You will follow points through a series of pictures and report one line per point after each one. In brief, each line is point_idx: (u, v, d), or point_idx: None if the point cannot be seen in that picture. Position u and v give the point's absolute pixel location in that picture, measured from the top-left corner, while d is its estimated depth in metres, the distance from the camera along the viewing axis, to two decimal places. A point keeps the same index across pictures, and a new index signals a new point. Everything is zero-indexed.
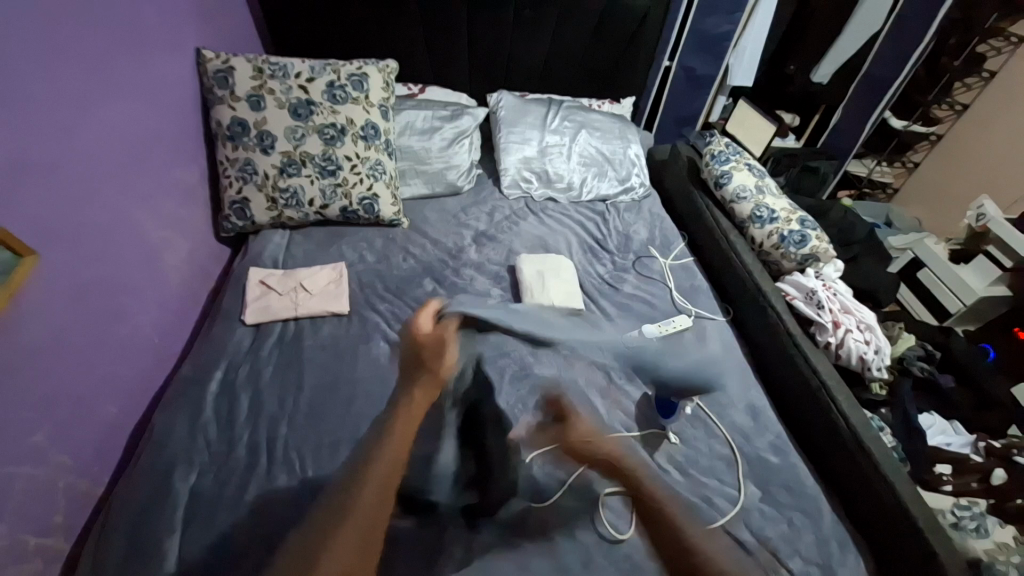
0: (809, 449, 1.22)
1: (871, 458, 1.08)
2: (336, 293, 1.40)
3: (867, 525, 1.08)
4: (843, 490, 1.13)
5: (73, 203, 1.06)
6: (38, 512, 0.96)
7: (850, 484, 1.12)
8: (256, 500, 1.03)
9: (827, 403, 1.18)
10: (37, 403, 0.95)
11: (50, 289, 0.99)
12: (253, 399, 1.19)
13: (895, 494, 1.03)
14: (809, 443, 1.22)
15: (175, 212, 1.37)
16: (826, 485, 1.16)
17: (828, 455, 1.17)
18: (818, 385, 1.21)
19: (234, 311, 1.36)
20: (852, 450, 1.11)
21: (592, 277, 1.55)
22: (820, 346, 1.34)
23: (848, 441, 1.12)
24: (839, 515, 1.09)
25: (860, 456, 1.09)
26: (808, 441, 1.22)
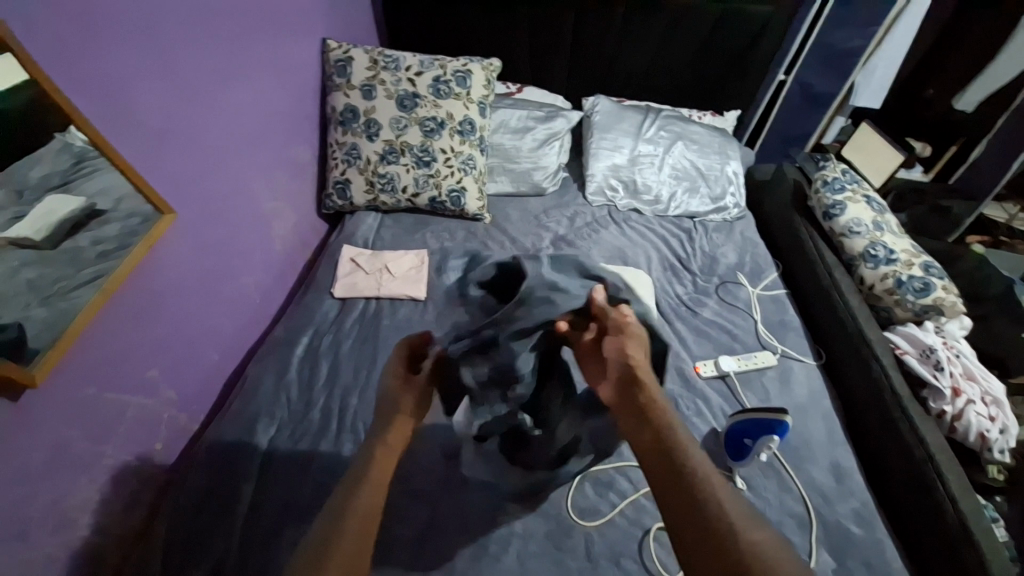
0: (900, 526, 1.09)
1: (979, 553, 0.93)
2: (415, 279, 1.47)
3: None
4: None
5: (204, 168, 1.19)
6: (145, 436, 1.10)
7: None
8: (321, 463, 1.11)
9: (932, 480, 1.04)
10: (156, 341, 1.09)
11: (178, 244, 1.13)
12: (331, 368, 1.28)
13: None
14: (901, 520, 1.09)
15: (286, 186, 1.50)
16: (916, 571, 1.03)
17: (922, 537, 1.04)
18: (923, 457, 1.07)
19: (324, 284, 1.47)
20: (957, 540, 0.97)
21: (671, 297, 1.49)
22: (931, 415, 1.18)
23: (953, 528, 0.98)
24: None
25: (966, 548, 0.95)
26: (900, 516, 1.09)
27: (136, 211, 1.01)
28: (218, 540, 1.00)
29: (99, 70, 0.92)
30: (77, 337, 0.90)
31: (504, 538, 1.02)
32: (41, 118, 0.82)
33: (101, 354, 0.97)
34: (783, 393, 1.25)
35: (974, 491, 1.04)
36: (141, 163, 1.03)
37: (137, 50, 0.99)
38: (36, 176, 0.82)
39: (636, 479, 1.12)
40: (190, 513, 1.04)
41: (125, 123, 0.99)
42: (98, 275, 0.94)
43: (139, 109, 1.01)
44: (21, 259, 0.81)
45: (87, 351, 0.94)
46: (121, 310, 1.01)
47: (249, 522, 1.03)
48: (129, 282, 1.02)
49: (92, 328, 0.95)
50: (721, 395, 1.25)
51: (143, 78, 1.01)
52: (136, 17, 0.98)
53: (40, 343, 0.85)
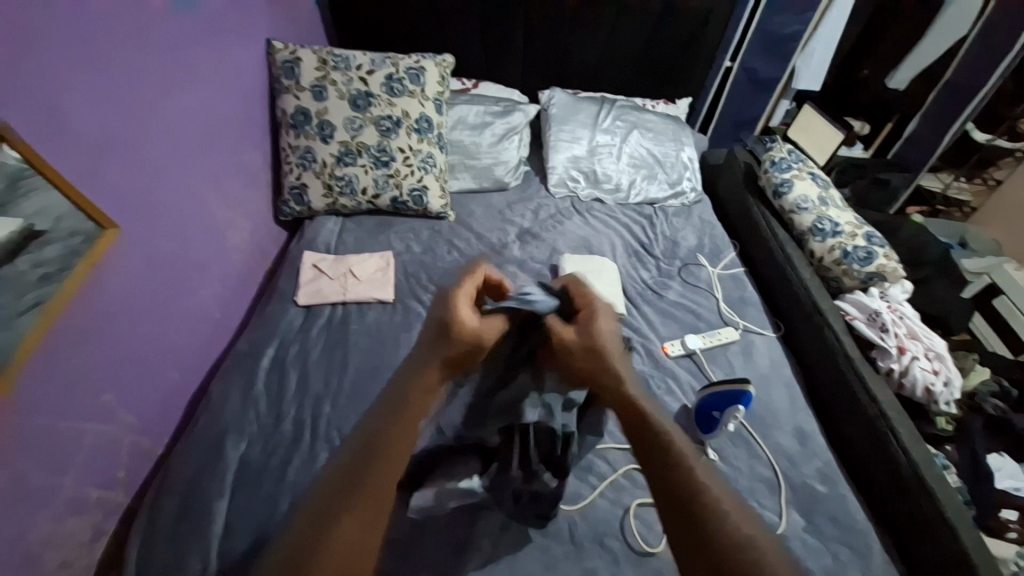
0: (861, 481, 1.16)
1: (932, 496, 1.01)
2: (382, 282, 1.45)
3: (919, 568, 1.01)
4: (896, 528, 1.06)
5: (150, 181, 1.14)
6: (104, 466, 1.04)
7: (905, 522, 1.05)
8: (298, 474, 1.08)
9: (886, 434, 1.11)
10: (109, 365, 1.04)
11: (127, 261, 1.07)
12: (300, 378, 1.25)
13: (956, 537, 0.96)
14: (861, 475, 1.16)
15: (240, 195, 1.45)
16: (877, 520, 1.10)
17: (881, 490, 1.10)
18: (876, 413, 1.14)
19: (287, 293, 1.43)
20: (911, 487, 1.04)
21: (636, 281, 1.52)
22: (881, 373, 1.26)
23: (907, 477, 1.05)
24: (890, 554, 1.03)
25: (920, 494, 1.02)
26: (861, 472, 1.16)
27: (78, 229, 0.96)
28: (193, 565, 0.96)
29: (27, 81, 0.87)
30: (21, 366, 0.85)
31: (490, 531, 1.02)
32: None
33: (50, 382, 0.91)
34: (747, 366, 1.30)
35: (923, 440, 1.12)
36: (80, 178, 0.97)
37: (68, 58, 0.93)
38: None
39: (614, 461, 1.14)
40: (161, 540, 0.99)
41: (59, 136, 0.93)
42: (40, 298, 0.89)
43: (75, 121, 0.96)
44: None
45: (33, 381, 0.89)
46: (70, 335, 0.95)
47: (225, 543, 0.99)
48: (76, 304, 0.96)
49: (38, 357, 0.90)
50: (690, 373, 1.29)
51: (76, 87, 0.95)
52: (66, 24, 0.92)
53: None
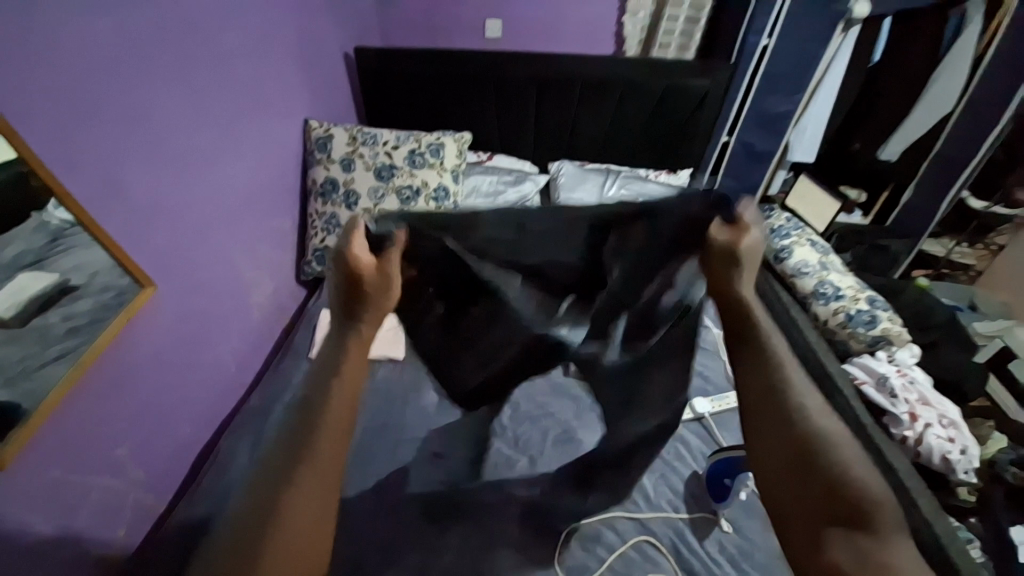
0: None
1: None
2: (393, 340, 1.49)
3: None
4: None
5: (188, 241, 1.23)
6: (108, 520, 1.04)
7: None
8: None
9: (905, 505, 1.07)
10: (128, 417, 1.07)
11: (158, 317, 1.14)
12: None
13: None
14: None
15: (266, 255, 1.55)
16: None
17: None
18: (895, 485, 1.10)
19: (302, 350, 1.48)
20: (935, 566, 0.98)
21: None
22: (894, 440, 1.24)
23: (930, 554, 1.00)
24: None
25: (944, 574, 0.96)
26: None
27: (112, 285, 1.03)
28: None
29: (92, 157, 0.98)
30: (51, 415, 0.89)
31: None
32: (25, 196, 0.85)
33: (71, 433, 0.94)
34: None
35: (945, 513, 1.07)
36: (126, 241, 1.06)
37: (130, 137, 1.06)
38: (9, 255, 0.82)
39: (623, 531, 1.11)
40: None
41: (113, 205, 1.03)
42: (73, 351, 0.94)
43: (128, 190, 1.06)
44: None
45: (57, 432, 0.92)
46: (95, 387, 0.99)
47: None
48: (105, 357, 1.01)
49: (64, 409, 0.93)
50: (700, 437, 1.29)
51: (136, 162, 1.07)
52: (133, 107, 1.05)
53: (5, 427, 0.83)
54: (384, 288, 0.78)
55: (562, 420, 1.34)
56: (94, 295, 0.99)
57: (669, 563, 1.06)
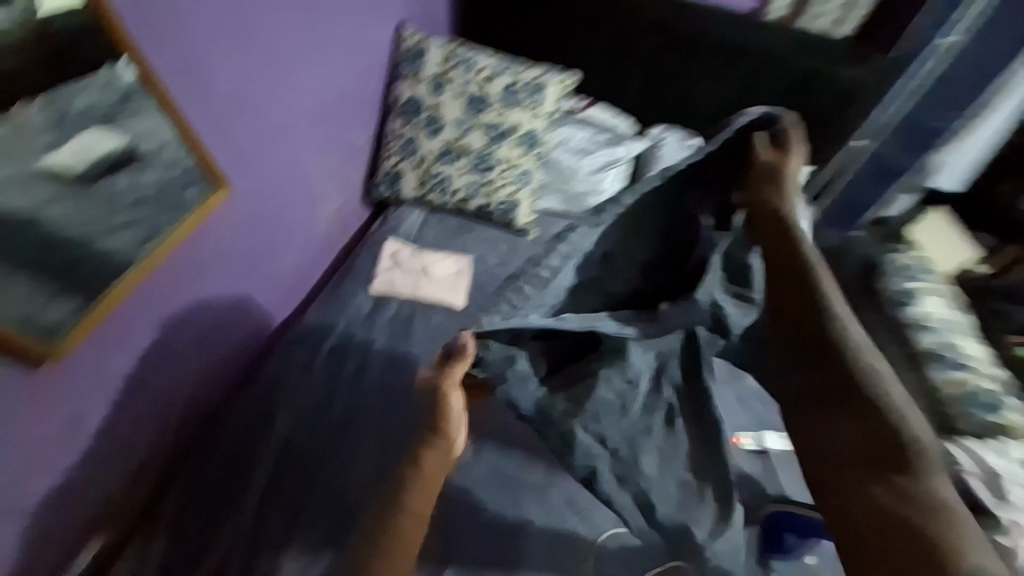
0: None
1: None
2: (453, 289, 1.42)
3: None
4: None
5: (258, 145, 1.13)
6: (159, 406, 1.09)
7: None
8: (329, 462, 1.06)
9: None
10: (186, 313, 1.08)
11: (230, 218, 1.10)
12: (355, 372, 1.21)
13: None
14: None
15: (340, 167, 1.44)
16: None
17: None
18: None
19: (360, 276, 1.42)
20: None
21: None
22: None
23: None
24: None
25: None
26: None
27: (179, 162, 0.95)
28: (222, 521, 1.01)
29: (175, 30, 0.89)
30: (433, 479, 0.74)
31: None
32: (83, 58, 0.78)
33: (131, 318, 0.97)
34: None
35: None
36: (206, 130, 1.00)
37: (217, 12, 0.95)
38: (82, 104, 0.79)
39: None
40: (201, 488, 1.06)
41: (195, 86, 0.96)
42: (134, 249, 0.92)
43: (210, 73, 0.98)
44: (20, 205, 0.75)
45: (117, 317, 0.94)
46: (162, 279, 1.00)
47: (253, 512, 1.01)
48: (178, 251, 1.01)
49: (132, 297, 0.96)
50: None
51: (223, 44, 0.98)
52: None
53: (54, 313, 0.82)
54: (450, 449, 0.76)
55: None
56: (159, 169, 0.92)
57: None
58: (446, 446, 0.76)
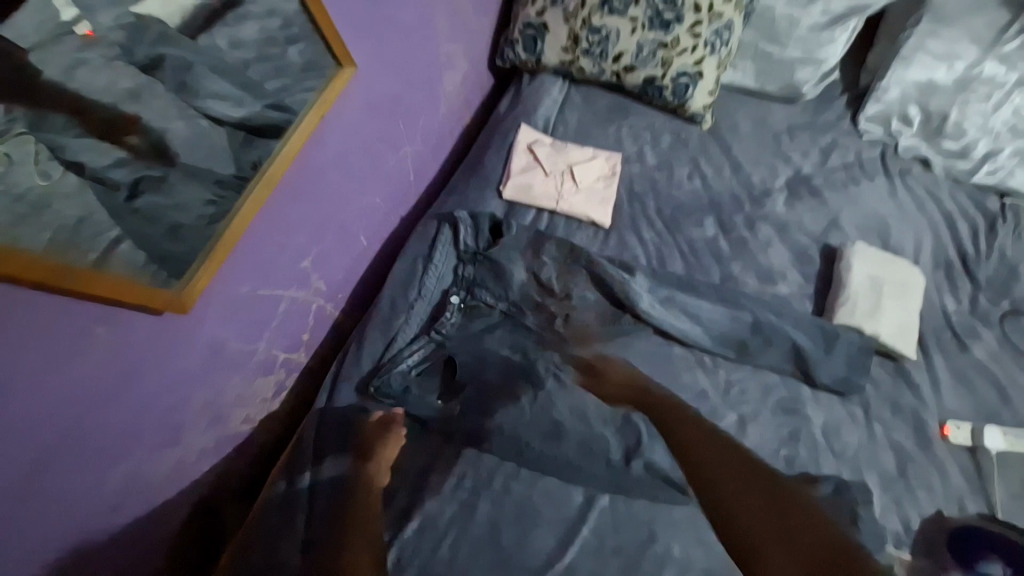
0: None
1: None
2: (602, 198, 1.13)
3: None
4: None
5: (371, 14, 0.91)
6: (292, 328, 0.96)
7: None
8: (459, 411, 0.96)
9: None
10: (315, 223, 0.93)
11: (349, 108, 0.93)
12: (467, 316, 1.04)
13: None
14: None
15: (464, 23, 1.14)
16: None
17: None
18: None
19: (490, 173, 1.14)
20: None
21: (936, 311, 1.11)
22: None
23: None
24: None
25: None
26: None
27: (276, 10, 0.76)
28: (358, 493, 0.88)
29: None
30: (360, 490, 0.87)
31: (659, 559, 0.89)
32: None
33: (268, 233, 0.85)
34: None
35: None
36: None
37: None
38: None
39: None
40: (329, 445, 0.91)
41: None
42: (230, 112, 0.74)
43: None
44: (107, 55, 0.59)
45: (253, 231, 0.82)
46: (285, 189, 0.86)
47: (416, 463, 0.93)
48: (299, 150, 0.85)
49: (265, 210, 0.84)
50: (964, 471, 0.98)
51: None
52: None
53: (150, 203, 0.66)
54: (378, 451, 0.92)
55: (792, 384, 1.02)
56: (259, 17, 0.75)
57: None
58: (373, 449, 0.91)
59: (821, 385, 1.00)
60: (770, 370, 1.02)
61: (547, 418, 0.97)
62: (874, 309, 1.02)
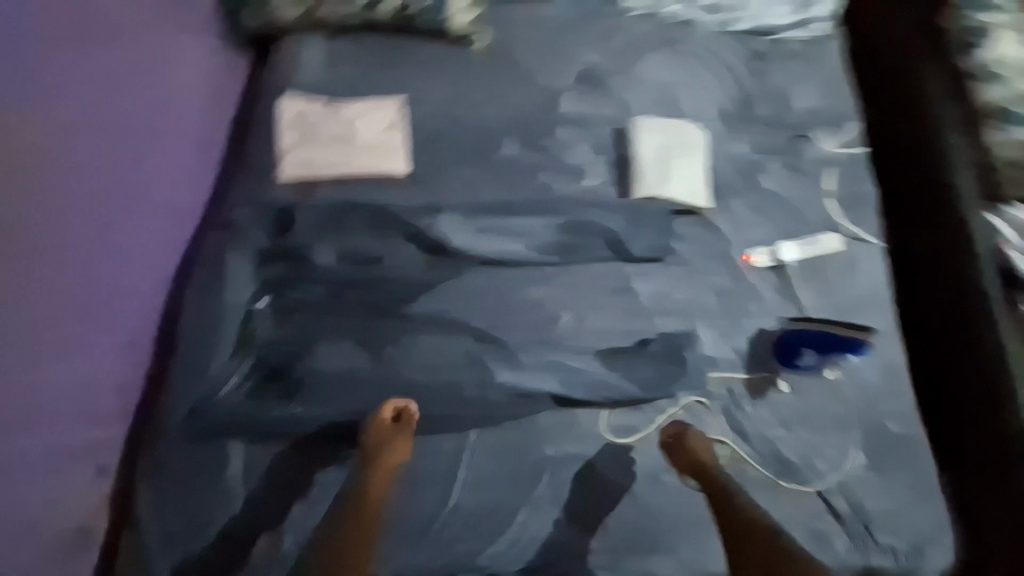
0: (944, 446, 1.04)
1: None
2: (390, 149, 1.08)
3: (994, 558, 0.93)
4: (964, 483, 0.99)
5: (24, 71, 0.86)
6: (90, 398, 0.91)
7: (977, 483, 0.97)
8: (303, 412, 0.95)
9: (997, 392, 0.96)
10: (57, 285, 0.87)
11: (35, 158, 0.85)
12: (279, 320, 1.01)
13: None
14: (954, 438, 1.02)
15: (156, 33, 1.09)
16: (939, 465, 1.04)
17: (982, 468, 0.97)
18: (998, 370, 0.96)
19: (261, 163, 1.07)
20: (1005, 455, 0.93)
21: (727, 159, 1.19)
22: None
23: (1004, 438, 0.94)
24: (951, 520, 0.97)
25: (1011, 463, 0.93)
26: (958, 451, 1.01)
27: None
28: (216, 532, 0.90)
29: None
30: (376, 508, 0.82)
31: (537, 463, 0.96)
32: None
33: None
34: (845, 285, 1.11)
35: None
36: None
37: None
38: None
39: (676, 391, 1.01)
40: (174, 497, 0.91)
41: None
42: None
43: None
44: None
45: None
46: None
47: (270, 479, 0.93)
48: None
49: None
50: (776, 290, 1.10)
51: None
52: None
53: None
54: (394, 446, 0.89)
55: (616, 267, 1.09)
56: None
57: (721, 423, 1.00)
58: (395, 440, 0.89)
59: (638, 258, 1.09)
60: (593, 261, 1.08)
61: (399, 380, 0.98)
62: (663, 174, 1.11)
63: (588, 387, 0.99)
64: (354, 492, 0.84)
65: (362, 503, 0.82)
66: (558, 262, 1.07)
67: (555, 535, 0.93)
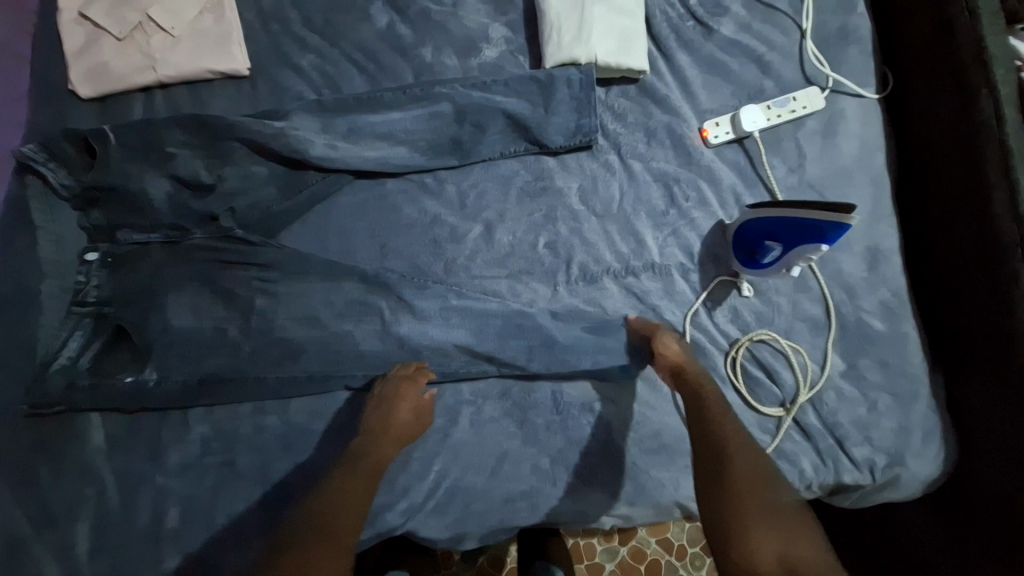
0: (933, 332, 0.86)
1: None
2: (216, 39, 0.86)
3: (979, 447, 0.79)
4: (960, 380, 0.82)
5: None
6: None
7: (979, 378, 0.79)
8: (159, 379, 0.77)
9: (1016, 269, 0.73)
10: None
11: None
12: (112, 270, 0.80)
13: None
14: (948, 325, 0.84)
15: None
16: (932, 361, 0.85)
17: (978, 353, 0.79)
18: (1014, 242, 0.74)
19: (55, 82, 0.87)
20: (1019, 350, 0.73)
21: (670, 3, 0.91)
22: None
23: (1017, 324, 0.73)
24: (937, 418, 0.82)
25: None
26: (949, 337, 0.83)
27: None
28: (88, 522, 0.76)
29: None
30: (386, 456, 0.71)
31: (451, 408, 0.80)
32: None
33: None
34: (824, 152, 0.87)
35: None
36: None
37: None
38: None
39: (611, 307, 0.83)
40: (26, 490, 0.76)
41: None
42: None
43: None
44: None
45: None
46: None
47: (139, 455, 0.78)
48: None
49: None
50: (735, 168, 0.87)
51: None
52: None
53: None
54: (412, 396, 0.75)
55: (533, 163, 0.87)
56: None
57: None
58: (416, 393, 0.76)
59: (559, 148, 0.86)
60: (499, 156, 0.86)
61: (268, 334, 0.78)
62: (577, 27, 0.84)
63: (502, 318, 0.80)
64: (368, 441, 0.71)
65: (371, 444, 0.71)
66: (452, 164, 0.85)
67: (480, 487, 0.78)
